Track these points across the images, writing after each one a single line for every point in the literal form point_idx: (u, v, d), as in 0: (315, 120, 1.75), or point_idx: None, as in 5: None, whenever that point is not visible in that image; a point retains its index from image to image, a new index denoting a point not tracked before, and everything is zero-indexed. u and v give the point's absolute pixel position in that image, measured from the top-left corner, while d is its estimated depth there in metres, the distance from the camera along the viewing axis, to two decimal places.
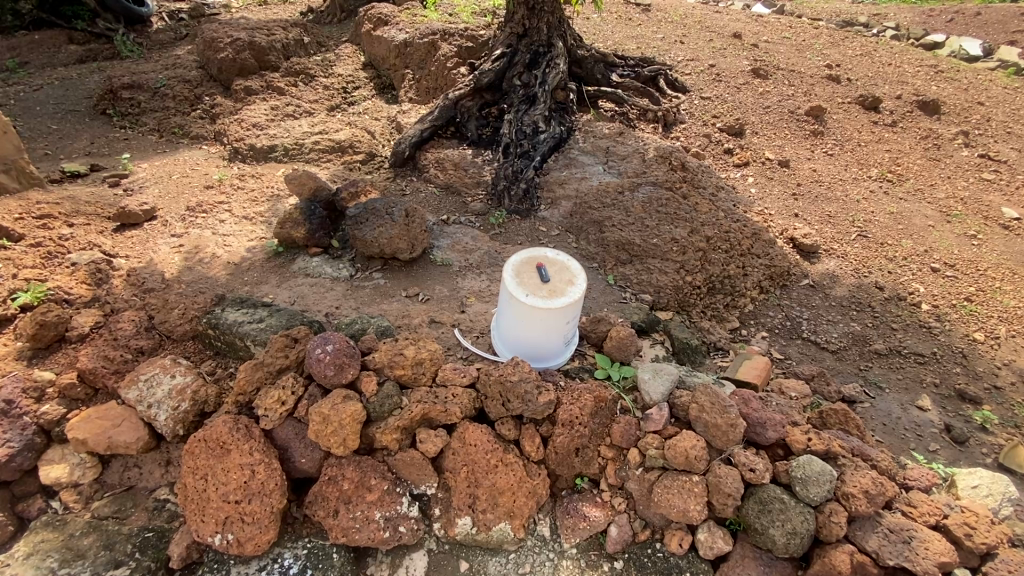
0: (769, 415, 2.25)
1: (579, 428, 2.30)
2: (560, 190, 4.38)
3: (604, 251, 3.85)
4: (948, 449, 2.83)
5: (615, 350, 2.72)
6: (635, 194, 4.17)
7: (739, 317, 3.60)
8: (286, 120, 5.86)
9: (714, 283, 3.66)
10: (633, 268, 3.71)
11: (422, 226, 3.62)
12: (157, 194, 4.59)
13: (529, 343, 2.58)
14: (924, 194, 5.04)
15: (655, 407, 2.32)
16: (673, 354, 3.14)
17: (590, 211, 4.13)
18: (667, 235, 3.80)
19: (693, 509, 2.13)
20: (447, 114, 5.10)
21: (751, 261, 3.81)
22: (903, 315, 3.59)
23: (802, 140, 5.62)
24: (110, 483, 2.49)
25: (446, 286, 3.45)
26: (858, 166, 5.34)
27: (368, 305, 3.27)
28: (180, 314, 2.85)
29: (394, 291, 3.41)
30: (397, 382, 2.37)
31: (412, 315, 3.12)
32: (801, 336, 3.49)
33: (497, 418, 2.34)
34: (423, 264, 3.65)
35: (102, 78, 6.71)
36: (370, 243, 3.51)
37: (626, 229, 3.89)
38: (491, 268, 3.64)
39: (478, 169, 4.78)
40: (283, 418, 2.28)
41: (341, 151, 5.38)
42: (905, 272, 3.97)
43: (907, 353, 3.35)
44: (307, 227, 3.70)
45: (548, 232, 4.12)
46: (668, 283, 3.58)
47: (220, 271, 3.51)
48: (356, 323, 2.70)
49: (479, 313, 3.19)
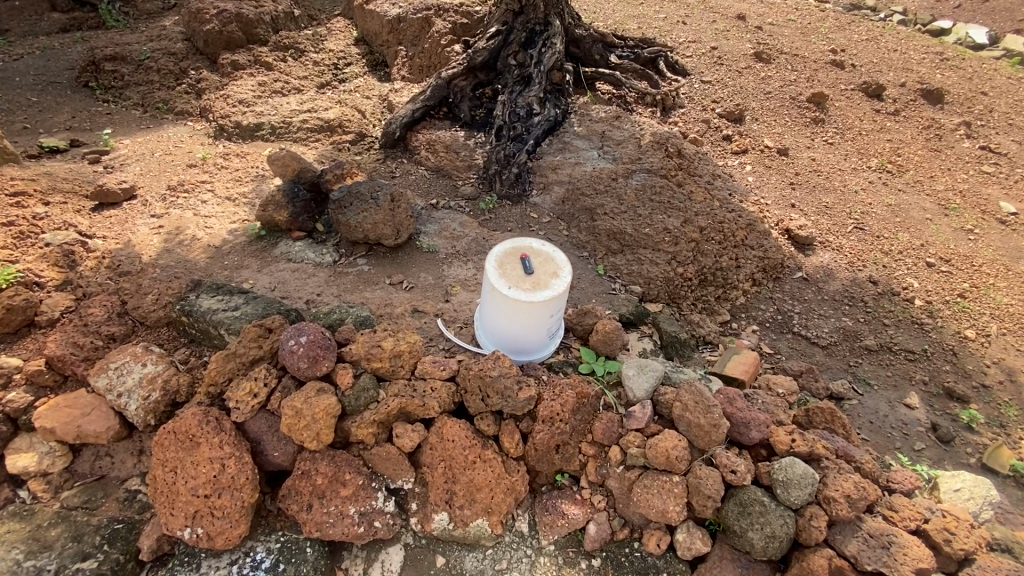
0: (753, 415, 2.19)
1: (559, 425, 2.25)
2: (552, 175, 4.31)
3: (594, 240, 3.77)
4: (934, 449, 2.77)
5: (601, 345, 2.68)
6: (629, 182, 4.05)
7: (730, 310, 3.55)
8: (273, 97, 5.69)
9: (706, 276, 3.56)
10: (624, 259, 3.60)
11: (407, 212, 3.54)
12: (137, 173, 4.50)
13: (510, 336, 2.52)
14: (923, 186, 4.95)
15: (639, 405, 2.29)
16: (660, 348, 3.09)
17: (581, 198, 4.06)
18: (659, 224, 3.67)
19: (672, 510, 2.09)
20: (439, 94, 4.96)
21: (745, 253, 3.74)
22: (895, 311, 3.54)
23: (802, 128, 5.56)
24: (81, 472, 2.45)
25: (432, 274, 3.36)
26: (857, 156, 5.30)
27: (350, 293, 3.18)
28: (154, 300, 2.77)
29: (378, 278, 3.32)
30: (374, 375, 2.30)
31: (394, 303, 3.03)
32: (792, 331, 3.47)
33: (477, 413, 2.28)
34: (408, 250, 3.56)
35: (84, 48, 6.48)
36: (354, 230, 3.45)
37: (618, 218, 3.78)
38: (479, 256, 3.54)
39: (469, 152, 4.67)
40: (254, 411, 2.19)
41: (329, 131, 5.23)
42: (899, 266, 3.91)
43: (897, 350, 3.30)
44: (289, 210, 3.64)
45: (538, 220, 4.07)
46: (658, 274, 3.47)
47: (199, 254, 3.50)
48: (334, 313, 2.61)
49: (464, 303, 3.11)
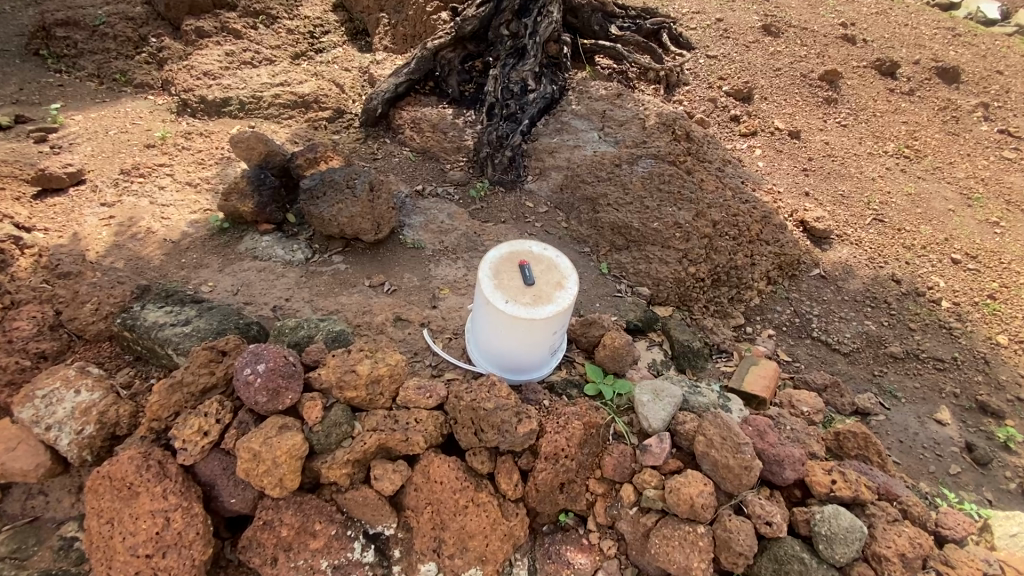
0: (788, 452, 1.91)
1: (564, 463, 1.95)
2: (549, 159, 3.94)
3: (597, 234, 3.44)
4: (971, 473, 2.53)
5: (608, 361, 2.38)
6: (635, 169, 3.66)
7: (744, 312, 3.26)
8: (242, 68, 5.17)
9: (720, 275, 3.24)
10: (629, 256, 3.27)
11: (388, 203, 3.16)
12: (87, 155, 4.03)
13: (507, 355, 2.21)
14: (943, 173, 4.66)
15: (656, 437, 2.01)
16: (672, 359, 2.80)
17: (581, 185, 3.70)
18: (669, 218, 3.30)
19: (696, 567, 1.81)
20: (424, 66, 4.51)
21: (760, 249, 3.42)
22: (921, 314, 3.28)
23: (814, 109, 5.21)
24: (11, 514, 2.13)
25: (416, 274, 3.00)
26: (872, 140, 4.97)
27: (324, 297, 2.81)
28: (92, 310, 2.38)
29: (356, 279, 2.96)
30: (348, 406, 1.98)
31: (374, 311, 2.68)
32: (811, 335, 3.20)
33: (469, 449, 1.97)
34: (390, 246, 3.19)
35: (35, 12, 5.77)
36: (328, 224, 3.06)
37: (622, 210, 3.42)
38: (469, 253, 3.18)
39: (458, 132, 4.27)
40: (205, 452, 1.85)
41: (304, 107, 4.76)
42: (923, 264, 3.63)
43: (925, 358, 3.04)
44: (255, 199, 3.25)
45: (534, 210, 3.73)
46: (668, 275, 3.14)
47: (154, 250, 3.11)
48: (301, 328, 2.24)
49: (452, 309, 2.76)
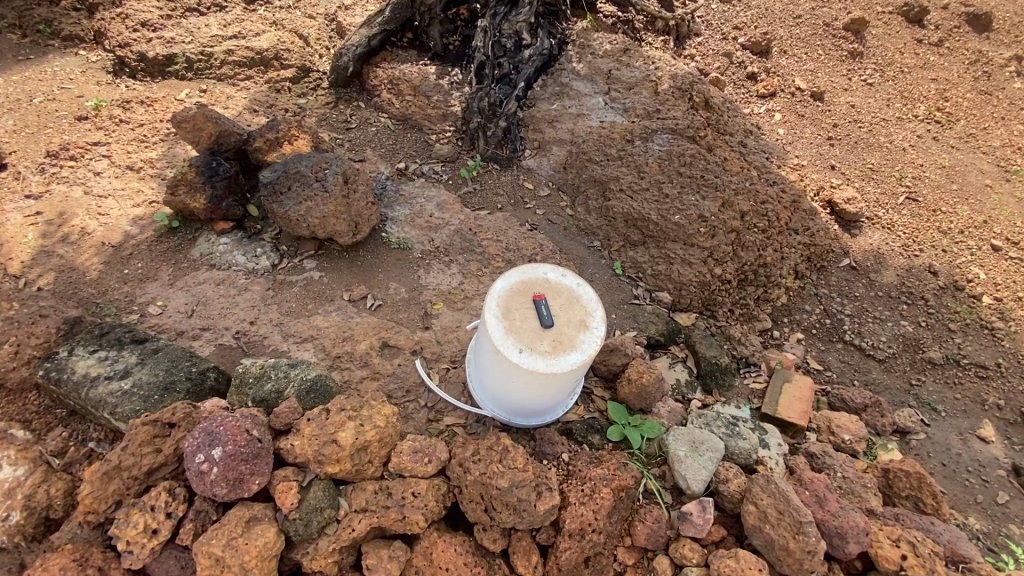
0: (851, 522, 1.66)
1: (592, 539, 1.66)
2: (549, 131, 3.42)
3: (608, 226, 3.03)
4: (1021, 501, 2.34)
5: (634, 398, 2.07)
6: (650, 147, 3.14)
7: (771, 314, 2.95)
8: (188, 17, 4.29)
9: (747, 274, 2.89)
10: (647, 254, 2.90)
11: (367, 196, 2.69)
12: (6, 131, 3.40)
13: (519, 402, 1.86)
14: (975, 141, 4.27)
15: (697, 504, 1.73)
16: (697, 379, 2.50)
17: (587, 165, 3.21)
18: (693, 210, 2.86)
19: None
20: (401, 15, 3.86)
21: (789, 240, 3.05)
22: (961, 313, 3.01)
23: (838, 64, 4.68)
24: None
25: (404, 284, 2.58)
26: (901, 101, 4.51)
27: (296, 317, 2.40)
28: (9, 355, 1.91)
29: (333, 292, 2.53)
30: (330, 482, 1.64)
31: (356, 335, 2.28)
32: (843, 339, 2.91)
33: (479, 524, 1.68)
34: (371, 247, 2.74)
35: None
36: (296, 224, 2.58)
37: (637, 198, 2.98)
38: (464, 254, 2.74)
39: (443, 96, 3.69)
40: (156, 551, 1.50)
41: (264, 66, 4.09)
42: (961, 252, 3.33)
43: (966, 365, 2.79)
44: (208, 193, 2.75)
45: (534, 192, 3.27)
46: (691, 277, 2.79)
47: (91, 259, 2.64)
48: (267, 377, 1.83)
49: (448, 327, 2.38)
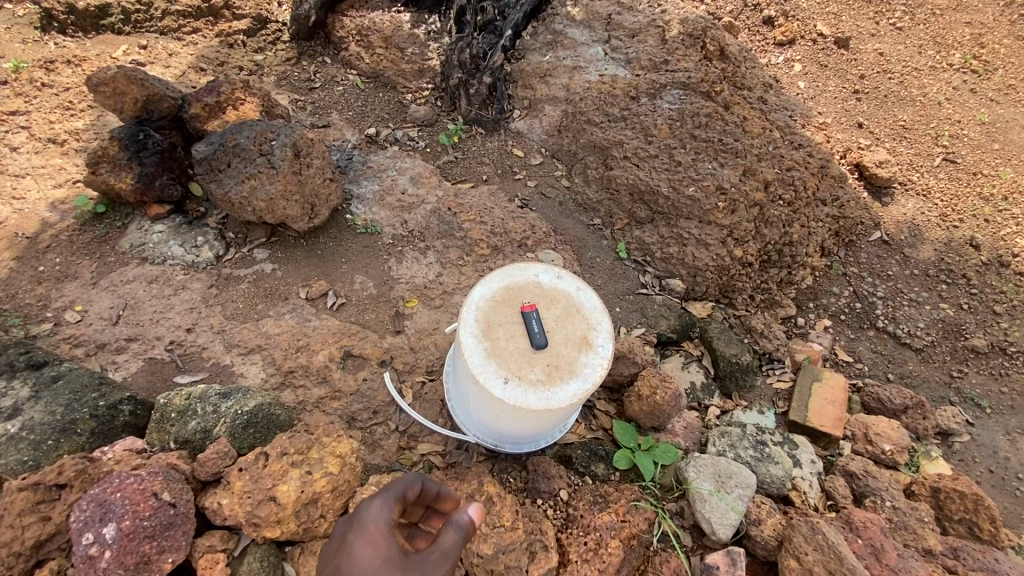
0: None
1: None
2: (541, 88, 2.95)
3: (610, 200, 2.62)
4: None
5: (644, 417, 1.74)
6: (658, 105, 2.69)
7: (795, 299, 2.60)
8: None
9: (769, 255, 2.52)
10: (655, 234, 2.52)
11: (323, 172, 2.26)
12: None
13: (505, 431, 1.53)
14: (1016, 92, 3.81)
15: (724, 555, 1.44)
16: (714, 381, 2.17)
17: (584, 128, 2.76)
18: (709, 179, 2.45)
19: None
20: None
21: (817, 213, 2.66)
22: (1009, 293, 2.66)
23: (864, 5, 4.14)
24: None
25: (371, 277, 2.19)
26: (934, 47, 4.01)
27: (243, 321, 2.03)
28: None
29: (288, 288, 2.14)
30: (270, 547, 1.33)
31: (313, 343, 1.91)
32: (875, 325, 2.58)
33: None
34: (333, 232, 2.33)
35: None
36: (240, 209, 2.16)
37: (644, 167, 2.55)
38: (442, 239, 2.34)
39: (419, 48, 3.19)
40: None
41: (213, 16, 3.47)
42: (1006, 221, 2.94)
43: (1015, 354, 2.47)
44: (135, 171, 2.31)
45: (523, 160, 2.83)
46: (707, 260, 2.42)
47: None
48: (191, 411, 1.47)
49: (425, 329, 2.02)
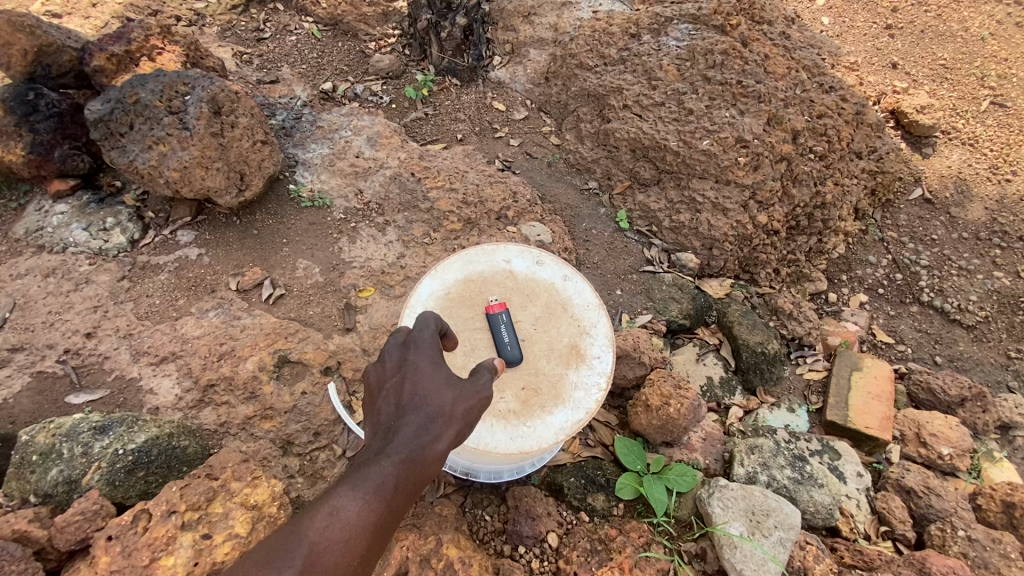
0: None
1: None
2: (523, 29, 2.49)
3: (608, 160, 2.21)
4: None
5: (654, 432, 1.43)
6: (663, 42, 2.22)
7: (824, 270, 2.23)
8: None
9: (796, 220, 2.13)
10: (661, 198, 2.12)
11: (255, 136, 1.84)
12: None
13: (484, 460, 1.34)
14: None
15: None
16: (735, 373, 1.82)
17: (575, 74, 2.32)
18: (727, 130, 2.02)
19: None
20: None
21: (852, 167, 2.24)
22: None
23: None
24: None
25: (318, 261, 1.81)
26: None
27: (156, 322, 1.65)
28: None
29: (217, 279, 1.76)
30: None
31: (241, 348, 1.55)
32: (919, 300, 2.20)
33: None
34: (273, 207, 1.92)
35: None
36: (150, 181, 1.75)
37: (648, 119, 2.12)
38: (405, 213, 1.94)
39: None
40: None
41: None
42: None
43: None
44: (25, 140, 1.88)
45: (505, 115, 2.39)
46: (723, 228, 2.02)
47: None
48: (46, 455, 1.23)
49: (383, 325, 1.67)
